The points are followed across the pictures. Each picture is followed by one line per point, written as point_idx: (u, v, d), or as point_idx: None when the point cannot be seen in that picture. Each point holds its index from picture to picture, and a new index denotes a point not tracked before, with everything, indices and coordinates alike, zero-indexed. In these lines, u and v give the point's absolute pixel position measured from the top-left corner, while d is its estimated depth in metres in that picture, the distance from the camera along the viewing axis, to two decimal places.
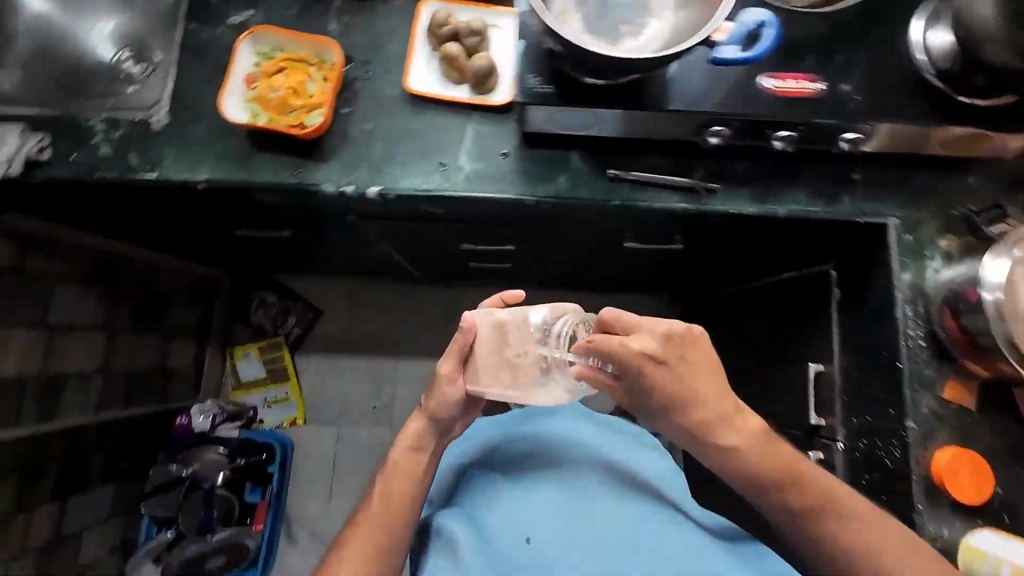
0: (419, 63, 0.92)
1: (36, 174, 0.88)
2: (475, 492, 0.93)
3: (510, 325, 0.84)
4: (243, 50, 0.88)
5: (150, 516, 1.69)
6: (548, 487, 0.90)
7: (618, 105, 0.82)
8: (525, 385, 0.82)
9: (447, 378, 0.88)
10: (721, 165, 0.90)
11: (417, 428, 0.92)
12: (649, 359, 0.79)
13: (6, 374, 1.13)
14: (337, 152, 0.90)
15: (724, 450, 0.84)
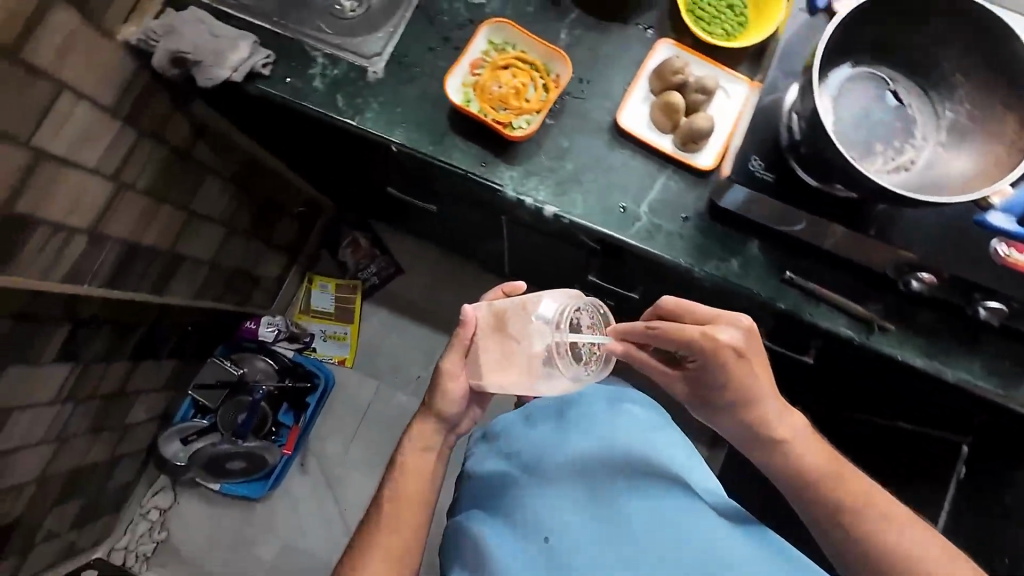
0: (635, 101, 0.91)
1: (252, 84, 0.91)
2: (493, 488, 0.86)
3: (510, 312, 0.82)
4: (479, 37, 0.91)
5: (193, 399, 1.78)
6: (564, 481, 0.81)
7: (829, 218, 0.80)
8: (535, 376, 0.79)
9: (449, 374, 0.84)
10: (903, 307, 0.85)
11: (427, 430, 0.87)
12: (727, 354, 0.73)
13: (145, 244, 1.20)
14: (527, 160, 0.90)
15: (771, 443, 0.76)
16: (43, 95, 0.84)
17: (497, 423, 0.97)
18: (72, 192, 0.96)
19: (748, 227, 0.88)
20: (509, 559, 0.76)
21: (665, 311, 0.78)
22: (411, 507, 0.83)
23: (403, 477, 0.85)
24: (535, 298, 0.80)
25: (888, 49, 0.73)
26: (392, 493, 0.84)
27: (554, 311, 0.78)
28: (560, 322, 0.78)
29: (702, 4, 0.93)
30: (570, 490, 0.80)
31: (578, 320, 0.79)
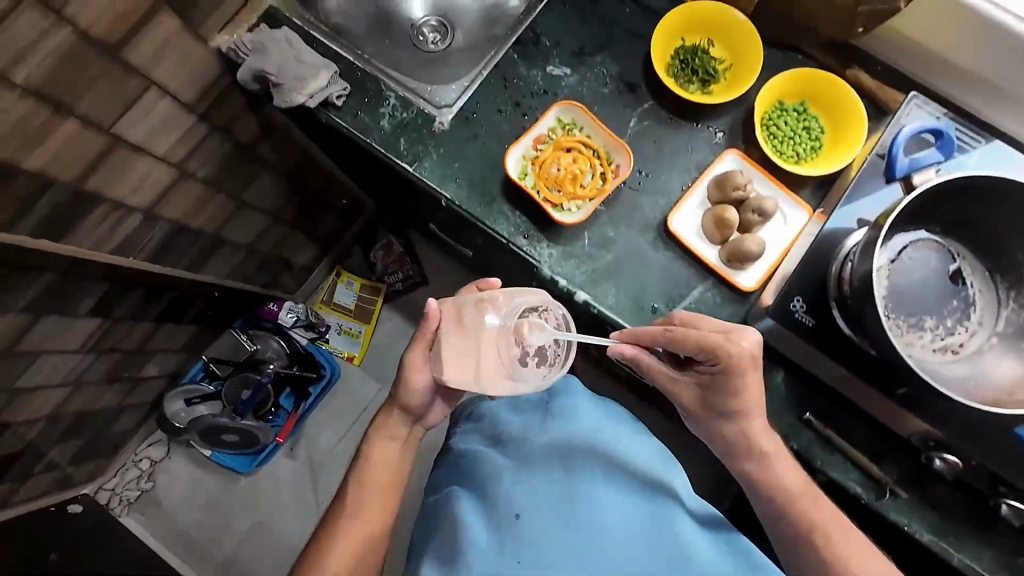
0: (689, 205, 0.90)
1: (323, 112, 0.94)
2: (472, 466, 0.86)
3: (469, 308, 0.82)
4: (548, 115, 0.92)
5: (204, 365, 1.84)
6: (541, 465, 0.81)
7: (857, 373, 0.78)
8: (496, 375, 0.80)
9: (413, 366, 0.85)
10: (924, 478, 0.81)
11: (393, 421, 0.88)
12: (746, 358, 0.74)
13: (194, 226, 1.25)
14: (569, 240, 0.90)
15: (757, 457, 0.77)
16: (132, 90, 0.88)
17: (481, 409, 0.98)
18: (137, 176, 1.00)
19: (777, 359, 0.85)
20: (476, 533, 0.76)
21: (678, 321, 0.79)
22: (377, 494, 0.85)
23: (369, 463, 0.87)
24: (490, 296, 0.82)
25: (963, 225, 0.70)
26: (358, 478, 0.86)
27: (508, 309, 0.80)
28: (513, 319, 0.80)
29: (780, 121, 0.91)
30: (546, 474, 0.80)
31: (532, 318, 0.81)
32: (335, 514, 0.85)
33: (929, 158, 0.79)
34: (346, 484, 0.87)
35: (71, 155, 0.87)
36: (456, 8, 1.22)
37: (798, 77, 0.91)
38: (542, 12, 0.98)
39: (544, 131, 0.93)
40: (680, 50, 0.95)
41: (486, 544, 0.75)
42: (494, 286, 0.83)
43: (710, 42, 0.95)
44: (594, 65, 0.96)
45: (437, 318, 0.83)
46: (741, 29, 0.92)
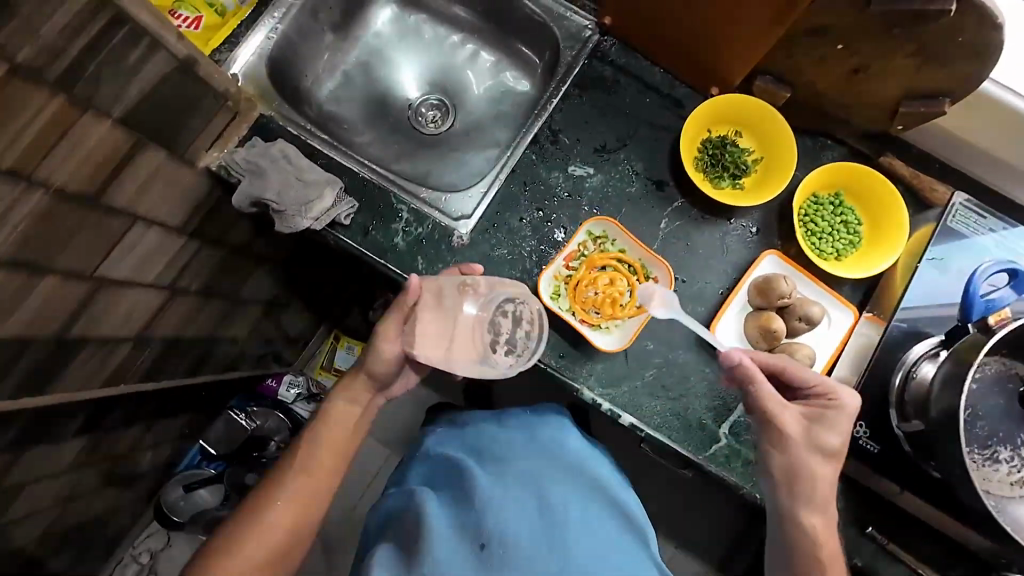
0: (729, 313, 0.86)
1: (331, 233, 0.87)
2: (450, 473, 0.83)
3: (449, 289, 0.77)
4: (579, 231, 0.86)
5: (201, 445, 1.48)
6: (517, 483, 0.79)
7: (922, 494, 0.74)
8: (462, 357, 0.75)
9: (384, 336, 0.76)
10: None
11: (358, 386, 0.80)
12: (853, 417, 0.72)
13: (188, 335, 1.14)
14: (608, 358, 0.84)
15: (814, 509, 0.71)
16: (116, 230, 0.79)
17: (466, 417, 0.94)
18: (125, 309, 0.90)
19: (835, 473, 0.81)
20: (444, 546, 0.73)
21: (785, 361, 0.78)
22: (328, 454, 0.78)
23: (324, 425, 0.79)
24: (474, 278, 0.77)
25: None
26: (311, 438, 0.78)
27: (490, 296, 0.77)
28: (493, 308, 0.77)
29: (817, 216, 0.87)
30: (520, 494, 0.77)
31: (512, 311, 0.78)
32: (283, 466, 0.77)
33: (1003, 300, 0.70)
34: (299, 440, 0.79)
35: (51, 309, 0.77)
36: (455, 85, 1.14)
37: (831, 171, 0.86)
38: (558, 107, 0.92)
39: (575, 247, 0.87)
40: (707, 143, 0.90)
41: (455, 565, 0.72)
42: (479, 271, 0.79)
43: (735, 133, 0.91)
44: (619, 163, 0.90)
45: (416, 295, 0.76)
46: (766, 117, 0.87)
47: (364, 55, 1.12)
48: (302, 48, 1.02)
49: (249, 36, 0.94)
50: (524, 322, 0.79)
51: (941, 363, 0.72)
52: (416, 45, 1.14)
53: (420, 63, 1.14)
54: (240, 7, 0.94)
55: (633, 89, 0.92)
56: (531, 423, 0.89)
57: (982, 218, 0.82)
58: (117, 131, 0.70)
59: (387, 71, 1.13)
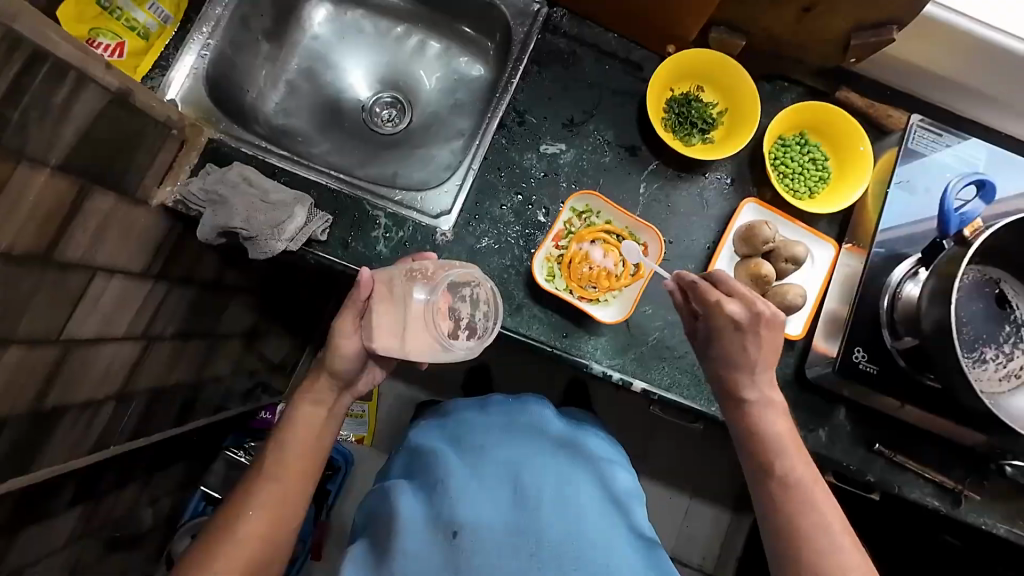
0: (719, 266, 0.87)
1: (309, 252, 0.83)
2: (426, 462, 0.83)
3: (399, 277, 0.72)
4: (564, 209, 0.85)
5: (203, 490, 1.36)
6: (493, 474, 0.78)
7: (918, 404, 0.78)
8: (418, 347, 0.70)
9: (342, 333, 0.74)
10: (990, 476, 0.84)
11: (320, 385, 0.77)
12: (729, 325, 0.70)
13: (172, 382, 1.08)
14: (610, 329, 0.85)
15: (740, 402, 0.72)
16: (76, 285, 0.73)
17: (450, 407, 0.95)
18: (101, 367, 0.85)
19: (839, 399, 0.85)
20: (414, 540, 0.73)
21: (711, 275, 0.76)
22: (300, 459, 0.74)
23: (290, 432, 0.75)
24: (424, 263, 0.73)
25: (1004, 256, 0.73)
26: (279, 444, 0.75)
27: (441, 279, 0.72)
28: (446, 292, 0.72)
29: (788, 157, 0.89)
30: (494, 482, 0.77)
31: (466, 292, 0.73)
32: (253, 475, 0.74)
33: (976, 211, 0.77)
34: (268, 446, 0.75)
35: (21, 382, 0.71)
36: (406, 80, 1.10)
37: (795, 112, 0.89)
38: (518, 87, 0.90)
39: (562, 226, 0.86)
40: (672, 101, 0.90)
41: (425, 558, 0.72)
42: (430, 258, 0.76)
43: (697, 88, 0.92)
44: (589, 134, 0.89)
45: (368, 288, 0.73)
46: (725, 68, 0.89)
47: (306, 61, 1.06)
48: (240, 62, 0.96)
49: (182, 58, 0.88)
50: (481, 303, 0.73)
51: (923, 280, 0.75)
52: (358, 43, 1.10)
53: (366, 61, 1.10)
54: (165, 27, 0.87)
55: (590, 58, 0.91)
56: (514, 410, 0.89)
57: (940, 135, 0.85)
58: (59, 179, 0.65)
59: (333, 74, 1.08)
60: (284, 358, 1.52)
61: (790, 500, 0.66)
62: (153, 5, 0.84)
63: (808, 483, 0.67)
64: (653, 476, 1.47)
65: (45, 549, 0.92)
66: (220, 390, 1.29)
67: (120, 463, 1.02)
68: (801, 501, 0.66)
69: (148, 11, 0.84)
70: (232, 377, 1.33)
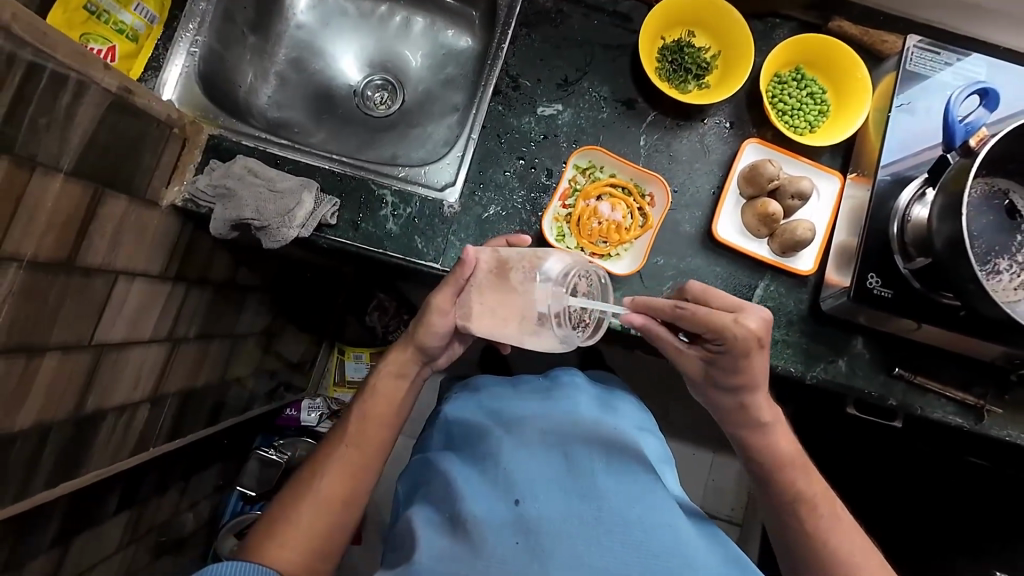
0: (727, 209, 0.88)
1: (321, 237, 0.84)
2: (470, 436, 0.87)
3: (514, 262, 0.72)
4: (567, 167, 0.86)
5: (240, 489, 1.29)
6: (540, 444, 0.80)
7: (937, 323, 0.78)
8: (525, 328, 0.70)
9: (438, 310, 0.77)
10: (1008, 389, 0.86)
11: (405, 357, 0.81)
12: (753, 344, 0.67)
13: (200, 383, 1.10)
14: (624, 283, 0.85)
15: (758, 428, 0.75)
16: (100, 291, 0.75)
17: (480, 381, 1.00)
18: (131, 373, 0.87)
19: (854, 328, 0.87)
20: (478, 507, 0.73)
21: (693, 296, 0.72)
22: (377, 428, 0.79)
23: (371, 398, 0.80)
24: (544, 253, 0.70)
25: (1006, 165, 0.73)
26: (360, 413, 0.79)
27: (560, 272, 0.69)
28: (564, 286, 0.69)
29: (785, 94, 0.89)
30: (543, 452, 0.79)
31: (579, 287, 0.71)
32: (335, 437, 0.78)
33: (981, 120, 0.81)
34: (349, 411, 0.80)
35: (57, 393, 0.74)
36: (394, 60, 1.10)
37: (786, 48, 0.89)
38: (509, 52, 0.90)
39: (567, 185, 0.87)
40: (664, 50, 0.90)
41: (491, 526, 0.70)
42: (525, 241, 0.78)
43: (688, 34, 0.92)
44: (585, 92, 0.90)
45: (473, 266, 0.74)
46: (715, 9, 0.89)
47: (293, 52, 1.06)
48: (229, 57, 0.96)
49: (172, 57, 0.88)
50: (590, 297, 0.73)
51: (930, 199, 0.75)
52: (343, 27, 1.09)
53: (352, 45, 1.10)
54: (152, 27, 0.87)
55: (578, 14, 0.91)
56: (550, 389, 0.93)
57: (937, 54, 0.84)
58: (71, 186, 0.66)
59: (322, 62, 1.08)
60: (303, 354, 1.54)
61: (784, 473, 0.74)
62: (138, 6, 0.85)
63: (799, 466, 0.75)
64: (677, 433, 1.50)
65: (100, 552, 0.95)
66: (245, 392, 1.31)
67: (159, 466, 1.05)
68: (819, 519, 0.72)
69: (135, 12, 0.84)
70: (255, 377, 1.35)
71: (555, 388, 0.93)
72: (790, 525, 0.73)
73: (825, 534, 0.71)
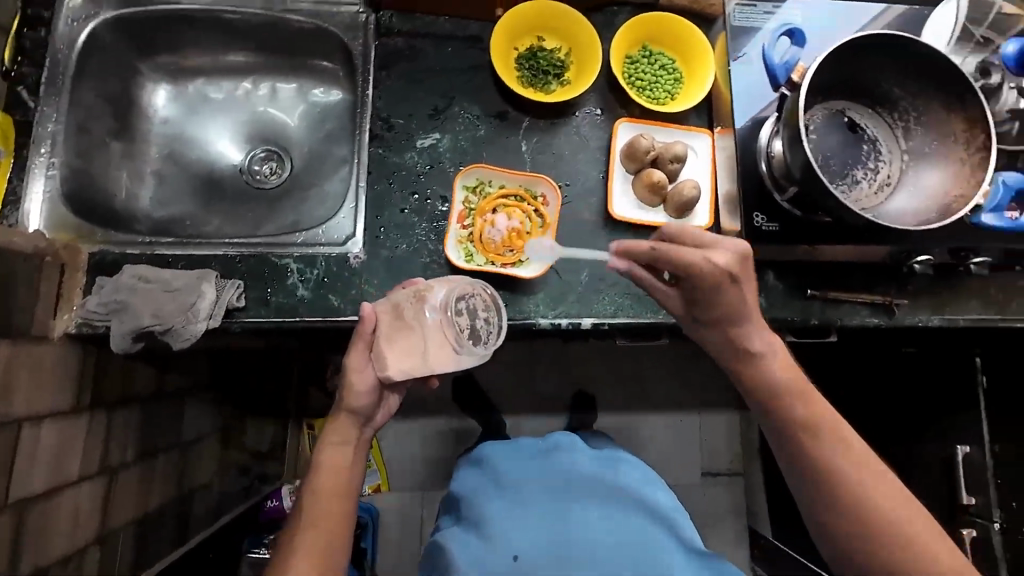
0: (617, 187, 0.92)
1: (233, 322, 0.82)
2: (472, 505, 0.87)
3: (405, 302, 0.75)
4: (456, 190, 0.88)
5: None
6: (535, 503, 0.82)
7: (825, 241, 0.85)
8: (438, 358, 0.73)
9: (354, 369, 0.76)
10: (908, 282, 0.93)
11: (341, 425, 0.78)
12: (722, 277, 0.69)
13: (155, 506, 1.04)
14: (543, 283, 0.88)
15: (746, 357, 0.74)
16: (3, 444, 0.71)
17: (484, 451, 0.98)
18: (67, 517, 0.81)
19: (763, 266, 0.92)
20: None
21: (669, 237, 0.72)
22: (332, 501, 0.75)
23: (318, 473, 0.76)
24: (426, 285, 0.76)
25: (836, 89, 0.81)
26: (309, 491, 0.75)
27: (445, 297, 0.74)
28: (454, 308, 0.74)
29: (639, 72, 0.95)
30: (539, 514, 0.80)
31: (466, 306, 0.76)
32: (294, 522, 0.74)
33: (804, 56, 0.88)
34: (299, 498, 0.76)
35: None
36: (271, 129, 1.10)
37: (627, 31, 0.95)
38: (375, 96, 0.92)
39: (461, 206, 0.89)
40: (520, 60, 0.95)
41: None
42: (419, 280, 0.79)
43: (538, 39, 0.97)
44: (457, 116, 0.92)
45: (373, 320, 0.76)
46: (554, 13, 0.94)
47: (165, 146, 1.04)
48: (95, 169, 0.94)
49: (29, 186, 0.86)
50: (479, 313, 0.78)
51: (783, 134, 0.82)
52: (212, 110, 1.08)
53: (226, 125, 1.09)
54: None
55: (432, 46, 0.94)
56: (551, 450, 0.91)
57: (756, 6, 0.93)
58: None
59: (198, 149, 1.07)
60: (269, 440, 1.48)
61: (778, 401, 0.73)
62: None
63: (794, 386, 0.73)
64: (655, 406, 1.53)
65: None
66: (212, 496, 1.24)
67: None
68: (820, 441, 0.71)
69: None
70: (220, 479, 1.28)
71: (553, 449, 0.92)
72: (804, 461, 0.72)
73: (820, 449, 0.71)
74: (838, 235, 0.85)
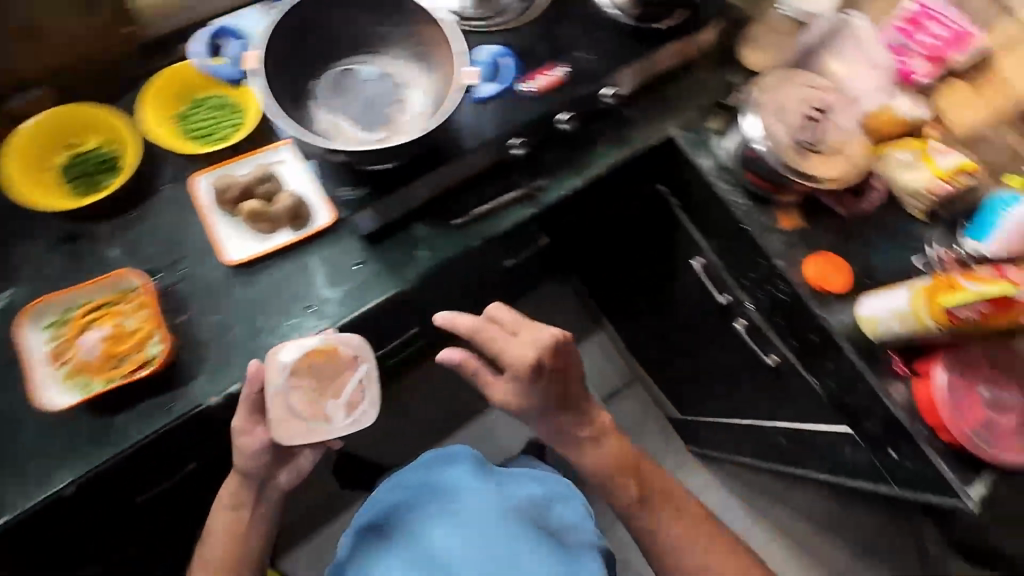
0: (226, 235, 0.90)
1: None
2: (365, 552, 0.97)
3: (277, 369, 0.81)
4: (30, 336, 0.82)
5: None
6: (420, 549, 0.94)
7: (420, 173, 0.90)
8: (314, 420, 0.81)
9: (243, 430, 0.80)
10: (538, 165, 1.03)
11: (234, 484, 0.85)
12: (528, 368, 0.80)
13: None
14: (197, 363, 0.85)
15: (591, 432, 0.90)
16: None
17: (377, 496, 1.06)
18: None
19: (403, 223, 0.95)
20: None
21: (496, 317, 0.86)
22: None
23: (212, 534, 0.86)
24: (293, 345, 0.83)
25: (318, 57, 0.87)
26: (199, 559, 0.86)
27: (301, 357, 0.82)
28: (340, 364, 0.83)
29: (189, 124, 0.97)
30: (423, 558, 0.93)
31: (353, 364, 0.84)
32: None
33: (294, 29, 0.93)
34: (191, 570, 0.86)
35: None
36: None
37: (151, 96, 0.97)
38: None
39: (52, 345, 0.82)
40: (65, 176, 0.93)
41: None
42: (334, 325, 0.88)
43: (74, 146, 0.95)
44: (31, 262, 0.89)
45: (260, 377, 0.80)
46: (72, 118, 0.94)
47: None
48: None
49: None
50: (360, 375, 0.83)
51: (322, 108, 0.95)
52: None
53: None
54: None
55: None
56: (446, 477, 1.03)
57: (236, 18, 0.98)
58: None
59: None
60: None
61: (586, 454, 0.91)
62: None
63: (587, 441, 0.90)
64: None
65: None
66: None
67: None
68: (622, 490, 0.91)
69: None
70: None
71: (450, 476, 1.04)
72: (614, 491, 0.91)
73: (610, 479, 0.90)
74: (426, 162, 0.98)
